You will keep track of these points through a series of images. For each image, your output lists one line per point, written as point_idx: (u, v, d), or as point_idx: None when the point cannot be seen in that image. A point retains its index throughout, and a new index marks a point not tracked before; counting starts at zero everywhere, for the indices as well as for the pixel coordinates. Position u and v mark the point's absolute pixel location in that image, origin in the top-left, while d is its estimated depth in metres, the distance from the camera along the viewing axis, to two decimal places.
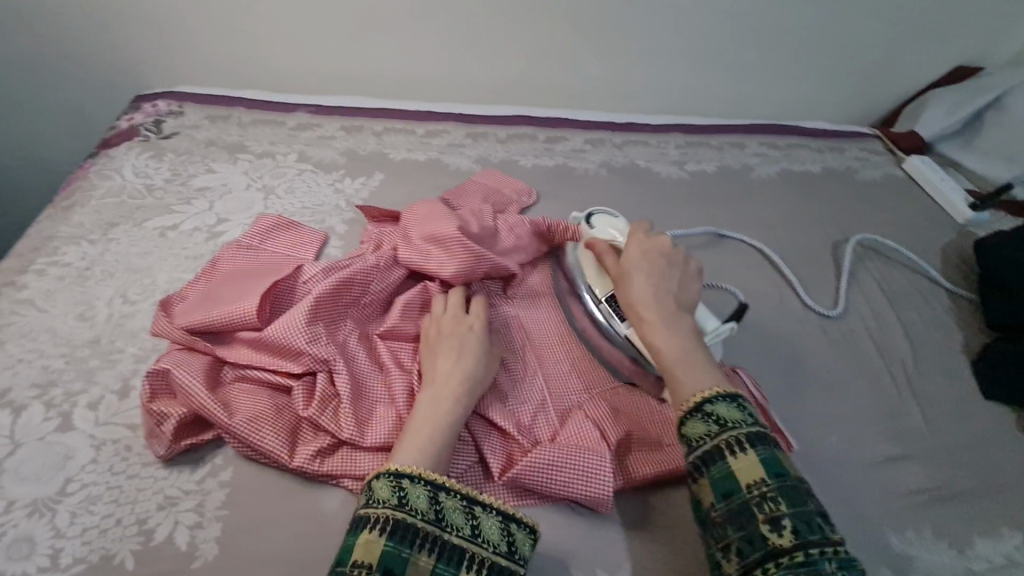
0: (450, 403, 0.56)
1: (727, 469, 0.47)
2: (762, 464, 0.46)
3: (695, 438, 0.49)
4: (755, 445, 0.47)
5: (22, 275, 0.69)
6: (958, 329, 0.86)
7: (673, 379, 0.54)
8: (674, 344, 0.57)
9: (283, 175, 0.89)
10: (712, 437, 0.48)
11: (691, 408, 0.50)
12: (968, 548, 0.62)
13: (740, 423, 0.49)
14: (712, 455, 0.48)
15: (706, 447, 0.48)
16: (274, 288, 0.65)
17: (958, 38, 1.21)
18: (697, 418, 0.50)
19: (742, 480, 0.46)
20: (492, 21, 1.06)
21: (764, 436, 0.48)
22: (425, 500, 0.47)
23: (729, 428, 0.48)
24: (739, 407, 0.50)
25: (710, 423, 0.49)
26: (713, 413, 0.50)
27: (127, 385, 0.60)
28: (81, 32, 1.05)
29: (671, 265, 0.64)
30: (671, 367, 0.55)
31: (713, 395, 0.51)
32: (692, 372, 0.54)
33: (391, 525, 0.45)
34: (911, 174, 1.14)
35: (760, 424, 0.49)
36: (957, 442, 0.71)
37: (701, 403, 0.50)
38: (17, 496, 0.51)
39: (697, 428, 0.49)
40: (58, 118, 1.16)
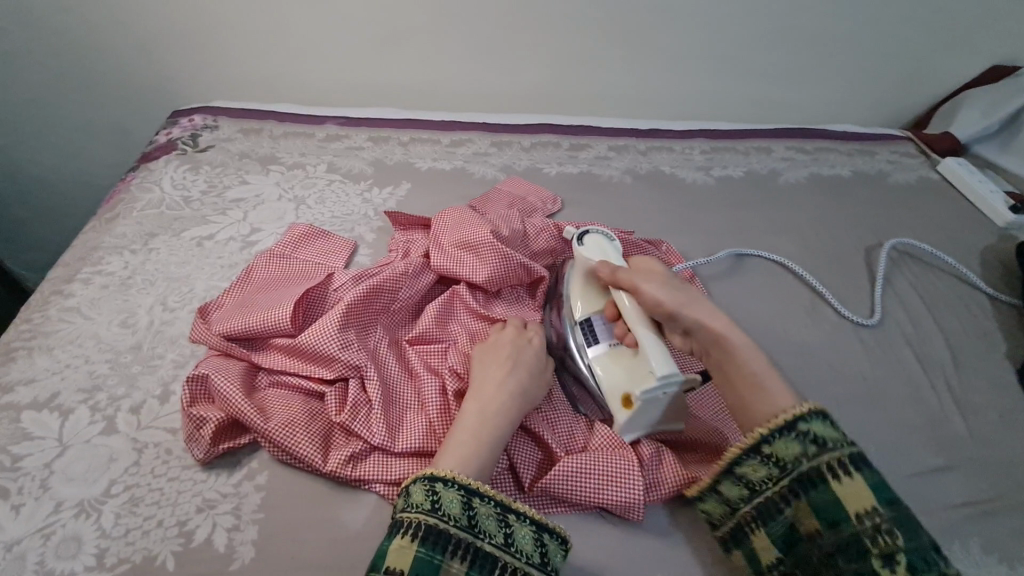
0: (491, 408, 0.56)
1: (832, 496, 0.48)
2: (874, 491, 0.47)
3: (789, 459, 0.51)
4: (858, 470, 0.48)
5: (69, 283, 0.72)
6: (1002, 336, 0.83)
7: (768, 394, 0.55)
8: (740, 357, 0.57)
9: (313, 186, 0.91)
10: (809, 459, 0.50)
11: (785, 427, 0.52)
12: (1019, 564, 0.59)
13: (842, 444, 0.50)
14: (815, 477, 0.49)
15: (803, 470, 0.50)
16: (306, 296, 0.67)
17: (994, 37, 1.17)
18: (792, 438, 0.51)
19: (848, 509, 0.47)
20: (517, 32, 1.08)
21: (864, 461, 0.49)
22: (459, 505, 0.47)
23: (831, 451, 0.50)
24: (833, 426, 0.51)
25: (807, 444, 0.50)
26: (808, 432, 0.51)
27: (166, 390, 0.62)
28: (123, 51, 1.09)
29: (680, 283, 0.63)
30: (747, 387, 0.56)
31: (807, 413, 0.52)
32: (770, 384, 0.55)
33: (423, 531, 0.45)
34: (947, 177, 1.11)
35: (859, 449, 0.50)
36: (1004, 453, 0.69)
37: (793, 422, 0.52)
38: (64, 497, 0.53)
39: (792, 449, 0.51)
40: (101, 134, 1.21)
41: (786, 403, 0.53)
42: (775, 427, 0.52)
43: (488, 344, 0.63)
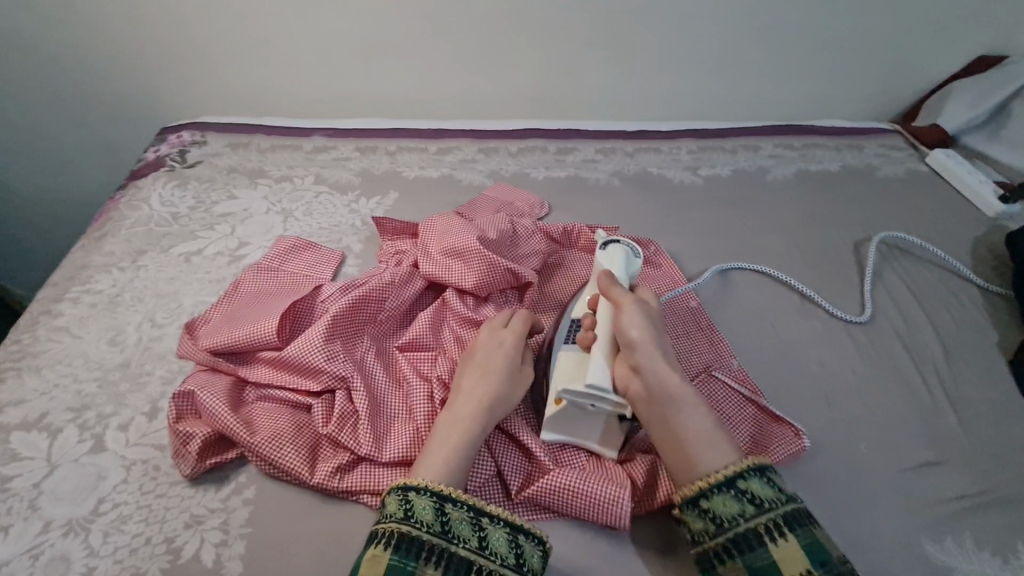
0: (468, 416, 0.56)
1: (767, 556, 0.47)
2: (805, 549, 0.46)
3: (726, 517, 0.49)
4: (794, 529, 0.47)
5: (57, 303, 0.72)
6: (993, 327, 0.83)
7: (699, 462, 0.52)
8: (686, 416, 0.54)
9: (301, 198, 0.91)
10: (746, 517, 0.48)
11: (723, 483, 0.50)
12: (1013, 558, 0.59)
13: (777, 501, 0.48)
14: (750, 536, 0.48)
15: (738, 528, 0.48)
16: (292, 309, 0.67)
17: (979, 28, 1.18)
18: (730, 495, 0.49)
19: (783, 569, 0.46)
20: (500, 38, 1.08)
21: (800, 516, 0.48)
22: (431, 511, 0.48)
23: (767, 509, 0.48)
24: (771, 481, 0.50)
25: (745, 502, 0.49)
26: (747, 490, 0.49)
27: (155, 407, 0.63)
28: (111, 70, 1.10)
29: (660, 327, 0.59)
30: (687, 445, 0.53)
31: (747, 471, 0.50)
32: (708, 450, 0.52)
33: (396, 539, 0.46)
34: (936, 169, 1.10)
35: (795, 502, 0.49)
36: (995, 444, 0.69)
37: (734, 478, 0.50)
38: (53, 516, 0.53)
39: (730, 506, 0.49)
40: (93, 153, 1.22)
41: (724, 468, 0.51)
42: (712, 489, 0.50)
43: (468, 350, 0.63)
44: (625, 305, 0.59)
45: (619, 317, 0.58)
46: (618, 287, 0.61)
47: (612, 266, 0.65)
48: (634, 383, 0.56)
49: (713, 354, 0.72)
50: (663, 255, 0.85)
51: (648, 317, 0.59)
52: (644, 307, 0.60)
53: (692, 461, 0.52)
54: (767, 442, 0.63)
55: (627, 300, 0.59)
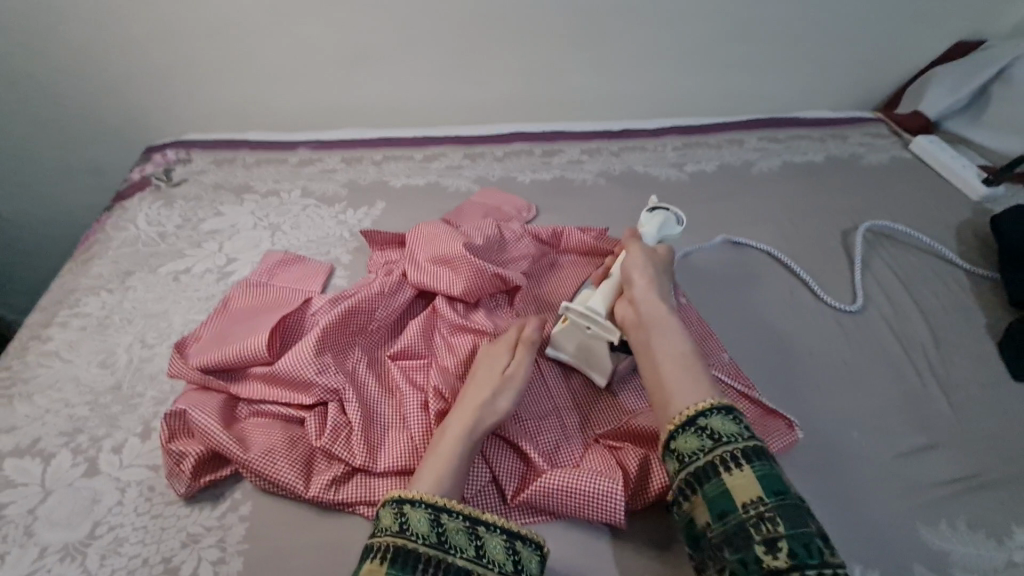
0: (475, 427, 0.57)
1: (721, 487, 0.46)
2: (761, 481, 0.45)
3: (687, 453, 0.49)
4: (752, 461, 0.47)
5: (47, 327, 0.72)
6: (981, 310, 0.83)
7: (666, 379, 0.54)
8: (666, 342, 0.58)
9: (288, 212, 0.92)
10: (705, 453, 0.48)
11: (683, 418, 0.51)
12: (1007, 539, 0.59)
13: (737, 435, 0.48)
14: (707, 469, 0.48)
15: (699, 463, 0.48)
16: (282, 323, 0.67)
17: (955, 15, 1.19)
18: (690, 431, 0.50)
19: (737, 499, 0.45)
20: (480, 44, 1.09)
21: (760, 451, 0.47)
22: (427, 523, 0.48)
23: (725, 443, 0.48)
24: (735, 419, 0.50)
25: (704, 437, 0.49)
26: (707, 426, 0.50)
27: (148, 427, 0.63)
28: (93, 92, 1.10)
29: (662, 277, 0.66)
30: (662, 366, 0.56)
31: (709, 405, 0.51)
32: (682, 373, 0.54)
33: (392, 552, 0.46)
34: (919, 155, 1.11)
35: (757, 439, 0.49)
36: (986, 427, 0.69)
37: (695, 414, 0.50)
38: (49, 542, 0.53)
39: (691, 443, 0.49)
40: (78, 175, 1.22)
41: (690, 391, 0.52)
42: (673, 419, 0.51)
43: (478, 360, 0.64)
44: (632, 254, 0.68)
45: (625, 262, 0.67)
46: (634, 240, 0.70)
47: (647, 223, 0.75)
48: (628, 317, 0.62)
49: (703, 349, 0.71)
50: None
51: (650, 268, 0.66)
52: (653, 260, 0.68)
53: (663, 383, 0.54)
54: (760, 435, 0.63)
55: (638, 249, 0.69)
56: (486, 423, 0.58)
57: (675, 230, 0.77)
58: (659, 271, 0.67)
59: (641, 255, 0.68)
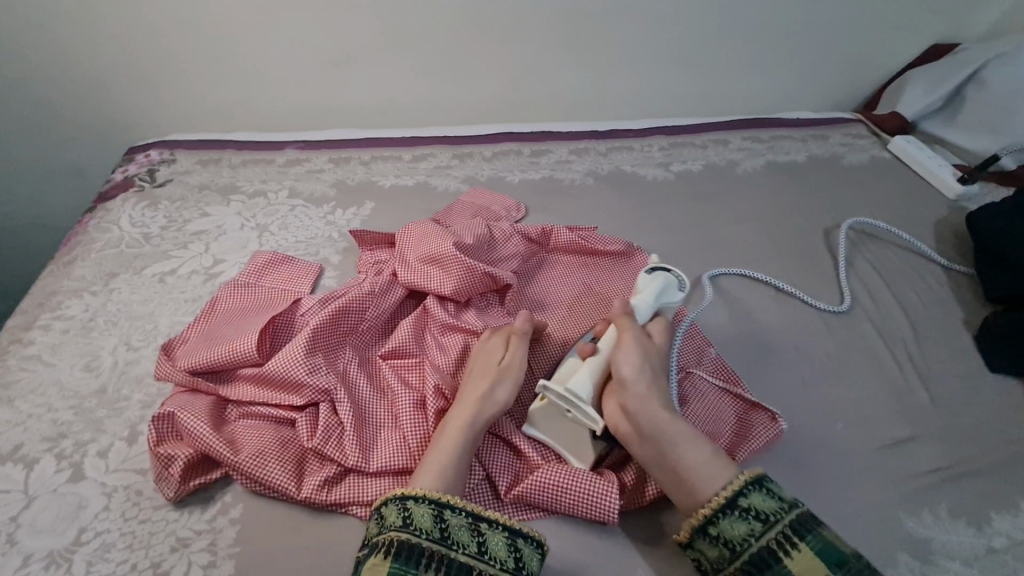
0: (475, 425, 0.57)
1: (786, 573, 0.46)
2: (821, 556, 0.46)
3: (738, 540, 0.49)
4: (805, 537, 0.47)
5: (28, 331, 0.70)
6: (958, 305, 0.86)
7: (695, 490, 0.52)
8: (679, 450, 0.54)
9: (276, 212, 0.91)
10: (757, 536, 0.48)
11: (725, 505, 0.50)
12: (987, 526, 0.61)
13: (780, 510, 0.49)
14: (766, 554, 0.48)
15: (753, 549, 0.48)
16: (271, 325, 0.67)
17: (930, 18, 1.22)
18: (735, 517, 0.50)
19: None
20: (469, 44, 1.09)
21: (806, 521, 0.49)
22: (430, 519, 0.48)
23: (775, 522, 0.49)
24: (770, 491, 0.51)
25: (750, 521, 0.49)
26: (750, 507, 0.50)
27: (134, 432, 0.62)
28: (73, 91, 1.08)
29: (656, 365, 0.60)
30: (686, 475, 0.53)
31: (745, 488, 0.51)
32: (710, 479, 0.52)
33: (396, 546, 0.46)
34: (897, 155, 1.14)
35: (797, 506, 0.50)
36: (965, 418, 0.71)
37: (733, 498, 0.50)
38: (34, 549, 0.52)
39: (739, 528, 0.49)
40: (57, 175, 1.19)
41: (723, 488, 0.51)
42: (716, 516, 0.50)
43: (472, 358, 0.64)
44: (623, 337, 0.61)
45: (615, 355, 0.60)
46: (624, 322, 0.63)
47: (646, 287, 0.68)
48: (623, 422, 0.57)
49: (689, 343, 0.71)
50: (645, 256, 0.84)
51: (641, 355, 0.60)
52: (641, 345, 0.61)
53: (687, 484, 0.53)
54: (747, 432, 0.64)
55: (628, 333, 0.61)
56: (488, 419, 0.58)
57: (677, 296, 0.69)
58: (651, 355, 0.61)
59: (631, 342, 0.61)
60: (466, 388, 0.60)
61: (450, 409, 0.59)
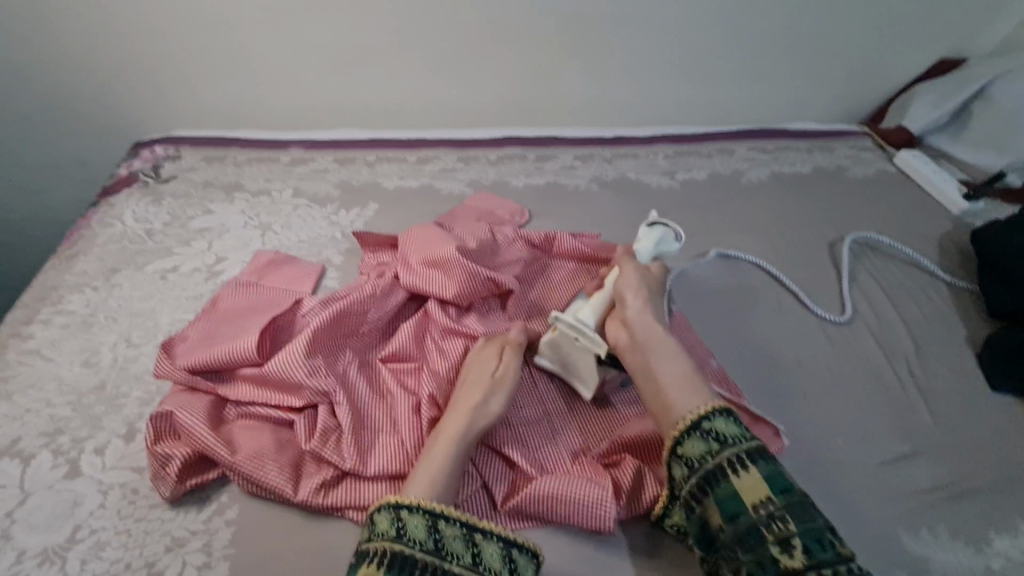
0: (468, 434, 0.57)
1: (731, 489, 0.47)
2: (768, 481, 0.47)
3: (696, 458, 0.50)
4: (757, 463, 0.48)
5: (28, 325, 0.70)
6: (961, 322, 0.86)
7: (665, 398, 0.56)
8: (662, 362, 0.59)
9: (280, 211, 0.91)
10: (713, 455, 0.49)
11: (690, 424, 0.52)
12: (985, 546, 0.61)
13: (741, 437, 0.50)
14: (717, 471, 0.48)
15: (708, 467, 0.49)
16: (272, 325, 0.67)
17: (938, 32, 1.22)
18: (697, 436, 0.51)
19: (746, 500, 0.46)
20: (477, 46, 1.09)
21: (764, 452, 0.49)
22: (424, 529, 0.48)
23: (730, 445, 0.49)
24: (736, 421, 0.51)
25: (710, 440, 0.50)
26: (711, 429, 0.51)
27: (132, 429, 0.61)
28: (80, 85, 1.08)
29: (656, 298, 0.67)
30: (662, 383, 0.57)
31: (712, 411, 0.52)
32: (682, 389, 0.56)
33: (389, 557, 0.45)
34: (902, 169, 1.14)
35: (758, 440, 0.50)
36: (965, 435, 0.71)
37: (698, 419, 0.52)
38: (28, 545, 0.52)
39: (698, 447, 0.50)
40: (61, 168, 1.19)
41: (693, 400, 0.54)
42: (679, 427, 0.53)
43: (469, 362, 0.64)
44: (626, 269, 0.69)
45: (618, 284, 0.67)
46: (625, 259, 0.71)
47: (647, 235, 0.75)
48: (620, 338, 0.63)
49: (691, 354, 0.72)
50: None
51: (644, 287, 0.67)
52: (644, 279, 0.68)
53: (664, 398, 0.56)
54: None
55: (632, 269, 0.69)
56: (482, 429, 0.58)
57: (675, 246, 0.76)
58: (652, 289, 0.68)
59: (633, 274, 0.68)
60: (460, 395, 0.60)
61: (444, 417, 0.59)
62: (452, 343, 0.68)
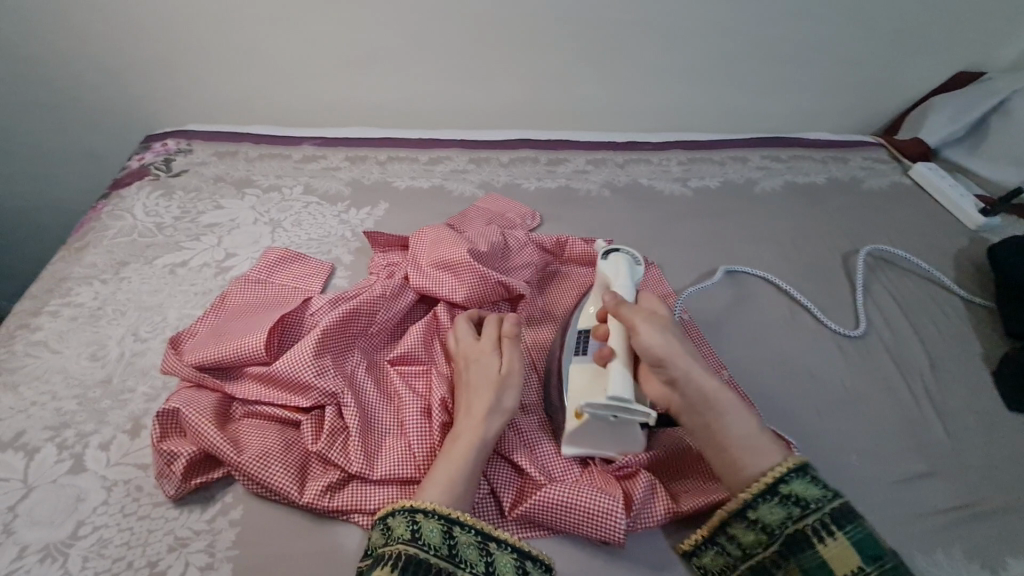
0: (481, 436, 0.55)
1: (818, 558, 0.47)
2: (856, 547, 0.46)
3: (774, 524, 0.49)
4: (843, 527, 0.47)
5: (36, 316, 0.70)
6: (976, 339, 0.84)
7: (742, 466, 0.52)
8: (724, 422, 0.54)
9: (290, 209, 0.90)
10: (794, 521, 0.49)
11: (765, 491, 0.50)
12: (1001, 569, 0.60)
13: (822, 500, 0.49)
14: (800, 538, 0.48)
15: (789, 532, 0.49)
16: (280, 323, 0.66)
17: (958, 45, 1.21)
18: (774, 502, 0.50)
19: (836, 570, 0.46)
20: (492, 47, 1.08)
21: (848, 512, 0.48)
22: (439, 535, 0.47)
23: (812, 511, 0.49)
24: (814, 479, 0.50)
25: (791, 507, 0.49)
26: (791, 493, 0.50)
27: (137, 425, 0.61)
28: (93, 76, 1.08)
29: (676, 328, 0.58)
30: (732, 449, 0.53)
31: (790, 472, 0.50)
32: (755, 452, 0.52)
33: (404, 561, 0.45)
34: (918, 181, 1.13)
35: (840, 497, 0.49)
36: (980, 455, 0.70)
37: (773, 484, 0.50)
38: (30, 540, 0.52)
39: (777, 513, 0.49)
40: (72, 159, 1.19)
41: (769, 462, 0.51)
42: (756, 492, 0.50)
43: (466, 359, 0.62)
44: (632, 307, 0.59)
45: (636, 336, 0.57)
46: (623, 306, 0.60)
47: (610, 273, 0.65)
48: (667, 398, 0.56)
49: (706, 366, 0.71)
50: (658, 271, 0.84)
51: (661, 321, 0.58)
52: (655, 317, 0.58)
53: (733, 467, 0.52)
54: None
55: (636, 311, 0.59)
56: (495, 433, 0.57)
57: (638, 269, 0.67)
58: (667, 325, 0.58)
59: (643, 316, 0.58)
60: (468, 397, 0.59)
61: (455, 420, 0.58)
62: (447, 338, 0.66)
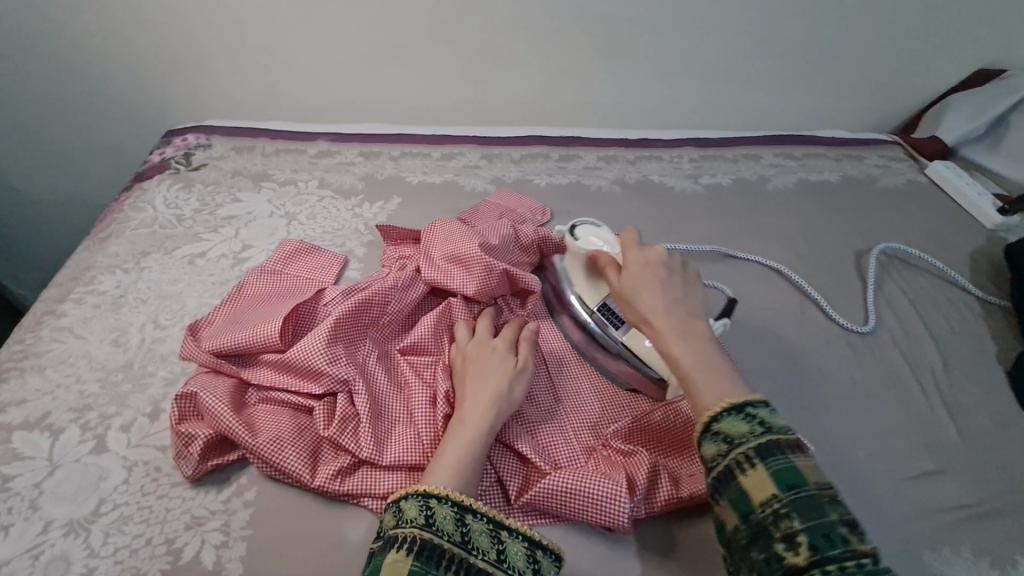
0: (487, 423, 0.57)
1: (739, 489, 0.45)
2: (776, 479, 0.44)
3: (708, 460, 0.48)
4: (766, 458, 0.45)
5: (61, 303, 0.73)
6: (992, 339, 0.83)
7: (693, 392, 0.52)
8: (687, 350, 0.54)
9: (305, 202, 0.92)
10: (723, 456, 0.47)
11: (700, 428, 0.49)
12: (1011, 568, 0.59)
13: (750, 435, 0.47)
14: (727, 472, 0.46)
15: (720, 468, 0.47)
16: (295, 313, 0.67)
17: (980, 42, 1.19)
18: (707, 438, 0.48)
19: (754, 498, 0.44)
20: (506, 46, 1.09)
21: (778, 446, 0.46)
22: (452, 522, 0.47)
23: (740, 445, 0.46)
24: (749, 417, 0.48)
25: (720, 441, 0.47)
26: (722, 431, 0.48)
27: (157, 408, 0.63)
28: (118, 74, 1.11)
29: (675, 270, 0.61)
30: (691, 375, 0.53)
31: (722, 411, 0.49)
32: (709, 380, 0.52)
33: (418, 545, 0.45)
34: (935, 180, 1.11)
35: (772, 433, 0.47)
36: (993, 454, 0.69)
37: (707, 423, 0.49)
38: (54, 516, 0.54)
39: (710, 449, 0.48)
40: (97, 154, 1.23)
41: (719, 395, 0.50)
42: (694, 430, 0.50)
43: (479, 351, 0.63)
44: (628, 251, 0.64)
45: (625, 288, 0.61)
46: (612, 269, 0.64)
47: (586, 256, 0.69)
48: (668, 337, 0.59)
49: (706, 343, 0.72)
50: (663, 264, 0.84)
51: (651, 271, 0.61)
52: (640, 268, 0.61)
53: (692, 390, 0.52)
54: None
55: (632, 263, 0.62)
56: (501, 422, 0.58)
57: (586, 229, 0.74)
58: (655, 276, 0.60)
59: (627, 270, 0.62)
60: (477, 384, 0.60)
61: (463, 407, 0.58)
62: (459, 329, 0.67)
